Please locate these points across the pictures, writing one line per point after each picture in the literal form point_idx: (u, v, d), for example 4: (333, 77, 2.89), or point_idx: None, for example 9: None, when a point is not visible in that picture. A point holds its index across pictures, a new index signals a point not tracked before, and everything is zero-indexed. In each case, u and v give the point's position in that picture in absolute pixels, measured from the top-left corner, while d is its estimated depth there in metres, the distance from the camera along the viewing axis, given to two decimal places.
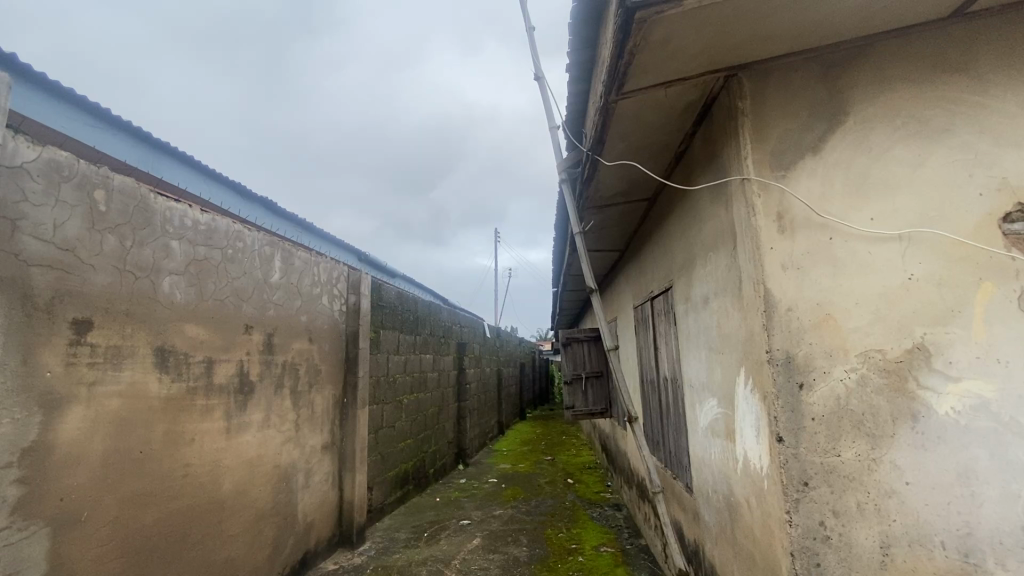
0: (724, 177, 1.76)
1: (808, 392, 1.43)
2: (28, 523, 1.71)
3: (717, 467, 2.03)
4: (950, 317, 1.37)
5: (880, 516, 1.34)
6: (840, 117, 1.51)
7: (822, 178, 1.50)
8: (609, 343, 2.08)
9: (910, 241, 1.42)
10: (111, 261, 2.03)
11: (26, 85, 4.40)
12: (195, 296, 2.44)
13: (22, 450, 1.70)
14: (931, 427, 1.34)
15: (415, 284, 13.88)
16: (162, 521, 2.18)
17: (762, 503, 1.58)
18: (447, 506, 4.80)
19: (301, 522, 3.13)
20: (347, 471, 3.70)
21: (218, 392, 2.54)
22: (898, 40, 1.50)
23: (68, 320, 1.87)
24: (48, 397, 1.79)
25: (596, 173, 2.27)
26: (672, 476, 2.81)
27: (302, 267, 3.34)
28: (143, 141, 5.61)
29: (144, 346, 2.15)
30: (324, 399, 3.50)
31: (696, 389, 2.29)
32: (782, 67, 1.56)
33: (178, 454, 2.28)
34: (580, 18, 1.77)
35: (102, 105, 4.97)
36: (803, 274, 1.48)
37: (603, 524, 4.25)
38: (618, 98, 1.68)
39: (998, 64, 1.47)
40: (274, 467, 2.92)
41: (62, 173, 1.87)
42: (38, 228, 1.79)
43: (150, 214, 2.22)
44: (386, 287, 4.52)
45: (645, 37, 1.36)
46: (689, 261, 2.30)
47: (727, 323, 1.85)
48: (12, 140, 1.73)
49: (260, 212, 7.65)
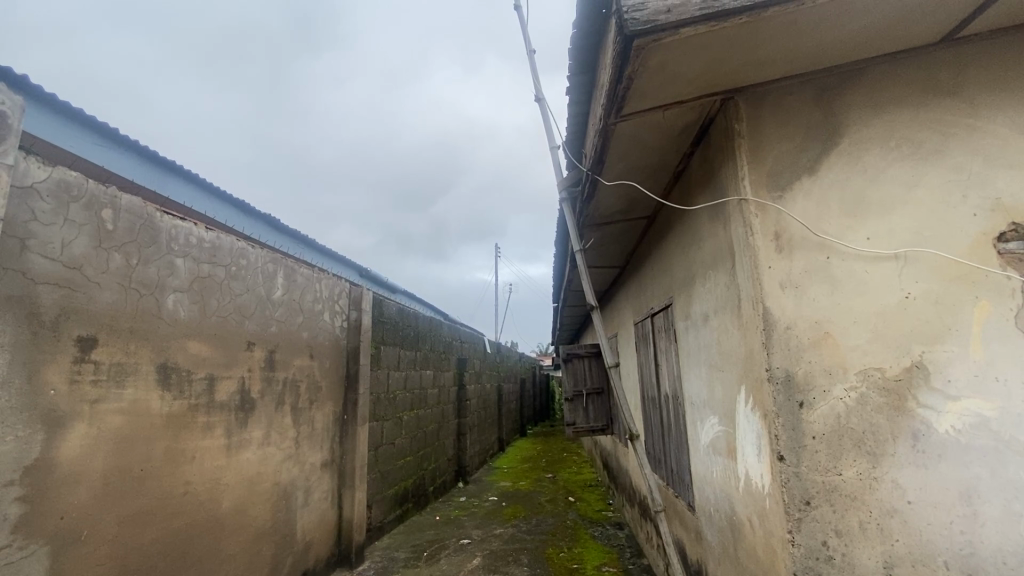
0: (721, 198, 1.79)
1: (808, 410, 1.44)
2: (28, 542, 1.70)
3: (719, 487, 2.02)
4: (947, 336, 1.39)
5: (883, 536, 1.34)
6: (835, 139, 1.55)
7: (818, 199, 1.53)
8: (610, 360, 2.05)
9: (907, 260, 1.45)
10: (116, 279, 2.05)
11: (37, 106, 4.49)
12: (198, 313, 2.45)
13: (24, 468, 1.70)
14: (931, 445, 1.35)
15: (414, 299, 13.97)
16: (161, 541, 2.16)
17: (765, 522, 1.57)
18: (447, 525, 4.76)
19: (300, 542, 3.10)
20: (347, 489, 3.68)
21: (219, 410, 2.54)
22: (890, 64, 1.54)
23: (73, 337, 1.88)
24: (52, 415, 1.79)
25: (596, 192, 2.30)
26: (673, 495, 2.80)
27: (304, 283, 3.35)
28: (149, 158, 5.67)
29: (147, 363, 2.16)
30: (324, 416, 3.49)
31: (697, 407, 2.30)
32: (776, 91, 1.60)
33: (178, 473, 2.27)
34: (579, 43, 1.82)
35: (111, 125, 5.06)
36: (802, 293, 1.50)
37: (605, 543, 4.21)
38: (617, 120, 1.71)
39: (989, 87, 1.51)
40: (274, 484, 2.90)
41: (71, 193, 1.91)
42: (46, 247, 1.81)
43: (155, 233, 2.25)
44: (387, 303, 4.54)
45: (643, 63, 1.40)
46: (689, 278, 2.31)
47: (727, 340, 1.86)
48: (24, 161, 1.76)
49: (263, 229, 7.73)
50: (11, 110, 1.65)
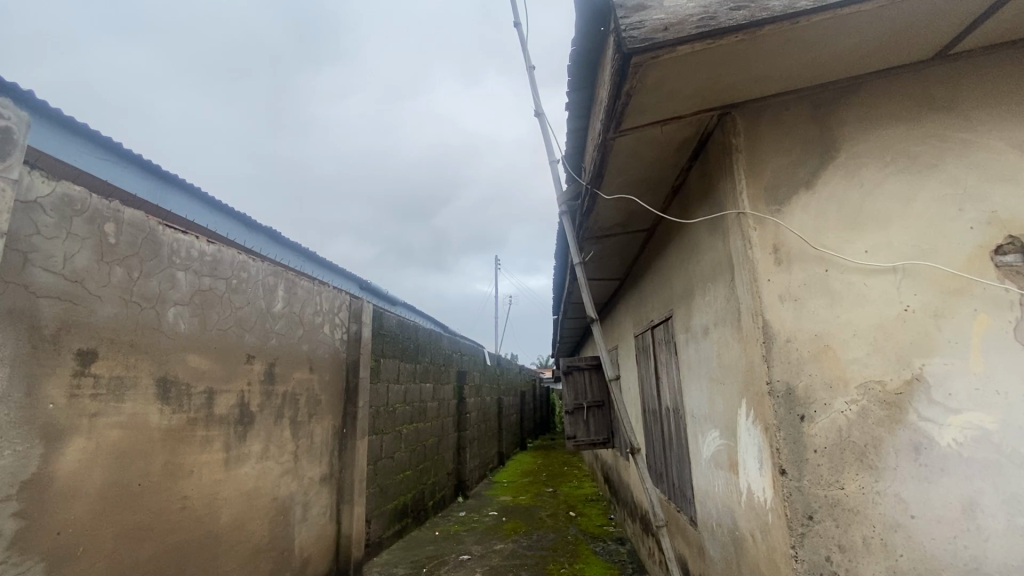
0: (720, 210, 1.80)
1: (809, 424, 1.43)
2: (25, 557, 1.68)
3: (721, 502, 2.00)
4: (948, 349, 1.39)
5: (886, 551, 1.32)
6: (831, 153, 1.56)
7: (815, 213, 1.54)
8: (610, 373, 2.03)
9: (905, 273, 1.45)
10: (117, 292, 2.06)
11: (40, 120, 4.53)
12: (198, 326, 2.45)
13: (22, 483, 1.69)
14: (933, 459, 1.35)
15: (414, 311, 14.07)
16: (158, 555, 2.14)
17: (767, 538, 1.55)
18: (446, 541, 4.70)
19: (298, 558, 3.06)
20: (346, 504, 3.64)
21: (218, 424, 2.52)
22: (885, 79, 1.57)
23: (73, 351, 1.88)
24: (51, 428, 1.79)
25: (595, 206, 2.32)
26: (675, 509, 2.77)
27: (304, 296, 3.36)
28: (152, 172, 5.73)
29: (147, 376, 2.15)
30: (324, 430, 3.47)
31: (698, 420, 2.28)
32: (772, 106, 1.63)
33: (176, 488, 2.25)
34: (578, 59, 1.84)
35: (115, 140, 5.12)
36: (801, 306, 1.50)
37: (607, 559, 4.15)
38: (616, 135, 1.73)
39: (983, 102, 1.53)
40: (272, 499, 2.88)
41: (75, 208, 1.92)
42: (48, 260, 1.82)
43: (157, 246, 2.26)
44: (387, 315, 4.54)
45: (641, 79, 1.42)
46: (688, 291, 2.32)
47: (727, 354, 1.86)
48: (28, 176, 1.78)
49: (264, 242, 7.77)
50: (16, 126, 1.67)
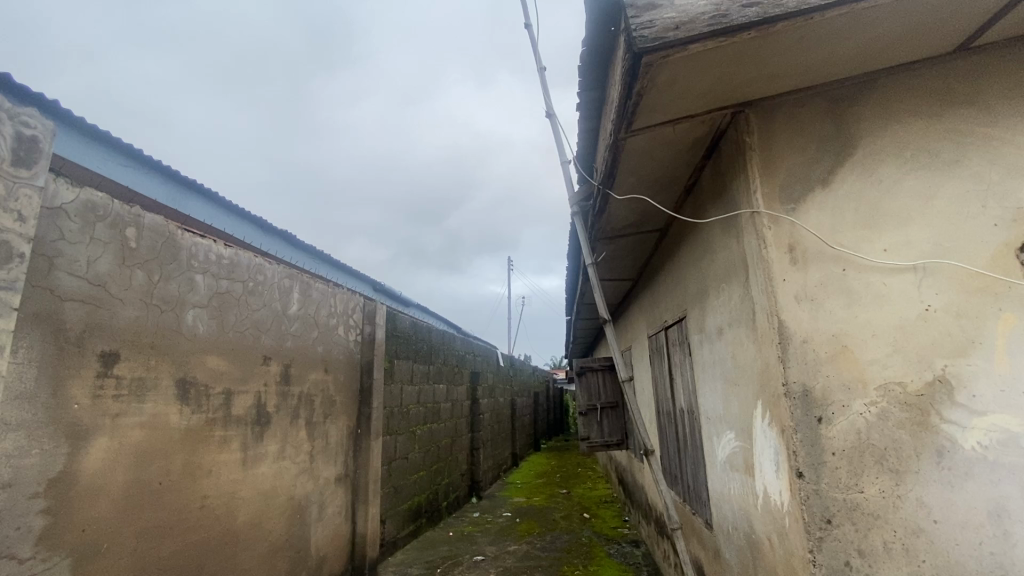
0: (734, 210, 1.78)
1: (827, 426, 1.40)
2: (51, 554, 1.72)
3: (736, 504, 1.98)
4: (971, 350, 1.36)
5: (908, 556, 1.29)
6: (848, 150, 1.54)
7: (832, 211, 1.52)
8: (623, 374, 2.01)
9: (926, 272, 1.42)
10: (138, 295, 2.11)
11: (65, 128, 4.66)
12: (216, 328, 2.50)
13: (49, 481, 1.74)
14: (957, 462, 1.31)
15: (428, 313, 14.17)
16: (178, 553, 2.18)
17: (784, 542, 1.53)
18: (460, 541, 4.71)
19: (314, 557, 3.09)
20: (361, 505, 3.67)
21: (235, 424, 2.57)
22: (903, 74, 1.54)
23: (96, 353, 1.92)
24: (76, 428, 1.83)
25: (607, 206, 2.31)
26: (690, 512, 2.74)
27: (319, 298, 3.41)
28: (171, 177, 5.84)
29: (167, 377, 2.20)
30: (339, 430, 3.50)
31: (713, 422, 2.26)
32: (786, 103, 1.60)
33: (195, 487, 2.29)
34: (589, 59, 1.84)
35: (136, 146, 5.24)
36: (817, 307, 1.48)
37: (622, 561, 4.12)
38: (627, 135, 1.72)
39: (1006, 96, 1.49)
40: (288, 499, 2.91)
41: (97, 214, 1.97)
42: (73, 265, 1.87)
43: (176, 250, 2.31)
44: (401, 316, 4.57)
45: (652, 78, 1.41)
46: (702, 291, 2.30)
47: (742, 355, 1.84)
48: (53, 183, 1.83)
49: (280, 246, 7.89)
50: (42, 135, 1.72)
